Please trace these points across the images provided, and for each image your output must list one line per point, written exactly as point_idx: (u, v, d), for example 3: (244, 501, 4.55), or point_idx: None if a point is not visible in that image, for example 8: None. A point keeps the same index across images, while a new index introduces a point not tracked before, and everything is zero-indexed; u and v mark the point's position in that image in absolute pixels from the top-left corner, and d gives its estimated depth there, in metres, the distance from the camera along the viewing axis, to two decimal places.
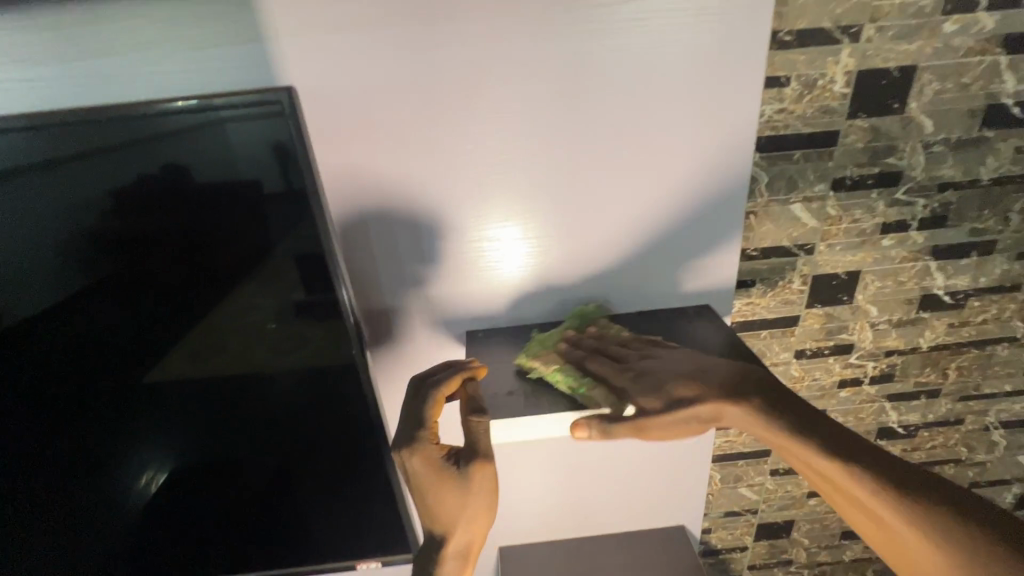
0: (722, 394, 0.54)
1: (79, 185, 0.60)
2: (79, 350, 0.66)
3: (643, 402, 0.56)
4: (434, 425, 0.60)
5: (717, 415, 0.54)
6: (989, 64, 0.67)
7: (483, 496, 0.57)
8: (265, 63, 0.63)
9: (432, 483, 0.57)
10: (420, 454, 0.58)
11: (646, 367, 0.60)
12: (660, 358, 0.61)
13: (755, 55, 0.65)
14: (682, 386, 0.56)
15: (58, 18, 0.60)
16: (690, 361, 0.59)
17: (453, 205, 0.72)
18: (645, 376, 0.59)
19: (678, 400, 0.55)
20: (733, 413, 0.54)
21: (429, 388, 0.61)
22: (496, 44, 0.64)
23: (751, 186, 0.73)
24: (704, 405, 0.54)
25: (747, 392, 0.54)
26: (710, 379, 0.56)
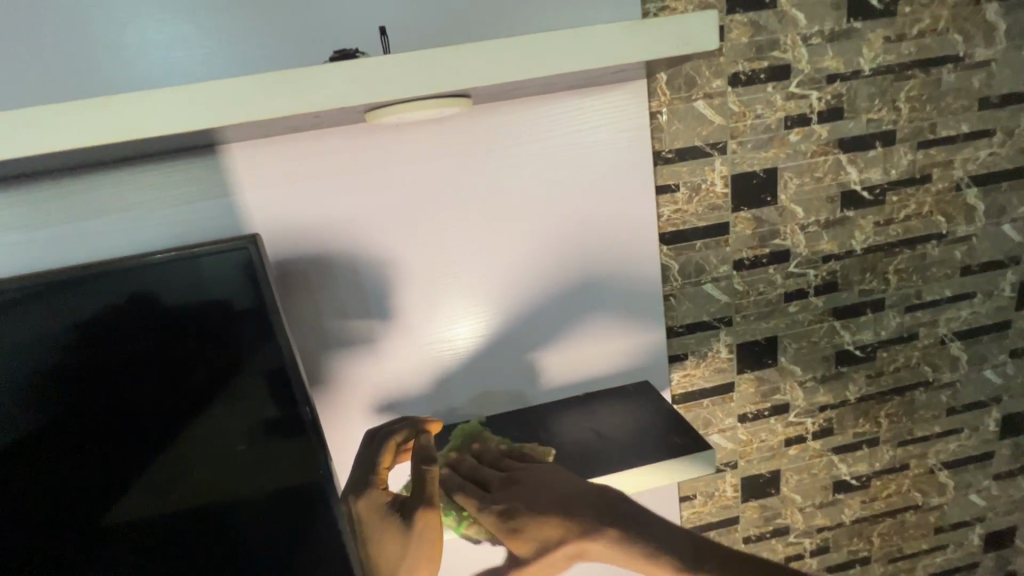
0: (582, 533, 0.64)
1: (58, 335, 0.65)
2: (46, 494, 0.68)
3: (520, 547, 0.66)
4: (381, 474, 0.76)
5: (582, 550, 0.64)
6: (832, 161, 0.84)
7: (420, 538, 0.70)
8: (235, 210, 0.74)
9: (373, 522, 0.73)
10: (368, 498, 0.74)
11: (512, 499, 0.67)
12: (525, 487, 0.68)
13: (644, 171, 0.80)
14: (548, 527, 0.65)
15: (53, 191, 0.70)
16: (550, 491, 0.66)
17: (409, 305, 0.81)
18: (513, 512, 0.66)
19: (546, 546, 0.65)
20: (595, 547, 0.64)
21: (383, 441, 0.76)
22: (431, 180, 0.77)
23: (664, 272, 0.85)
24: (569, 544, 0.64)
25: (607, 526, 0.64)
26: (575, 514, 0.65)
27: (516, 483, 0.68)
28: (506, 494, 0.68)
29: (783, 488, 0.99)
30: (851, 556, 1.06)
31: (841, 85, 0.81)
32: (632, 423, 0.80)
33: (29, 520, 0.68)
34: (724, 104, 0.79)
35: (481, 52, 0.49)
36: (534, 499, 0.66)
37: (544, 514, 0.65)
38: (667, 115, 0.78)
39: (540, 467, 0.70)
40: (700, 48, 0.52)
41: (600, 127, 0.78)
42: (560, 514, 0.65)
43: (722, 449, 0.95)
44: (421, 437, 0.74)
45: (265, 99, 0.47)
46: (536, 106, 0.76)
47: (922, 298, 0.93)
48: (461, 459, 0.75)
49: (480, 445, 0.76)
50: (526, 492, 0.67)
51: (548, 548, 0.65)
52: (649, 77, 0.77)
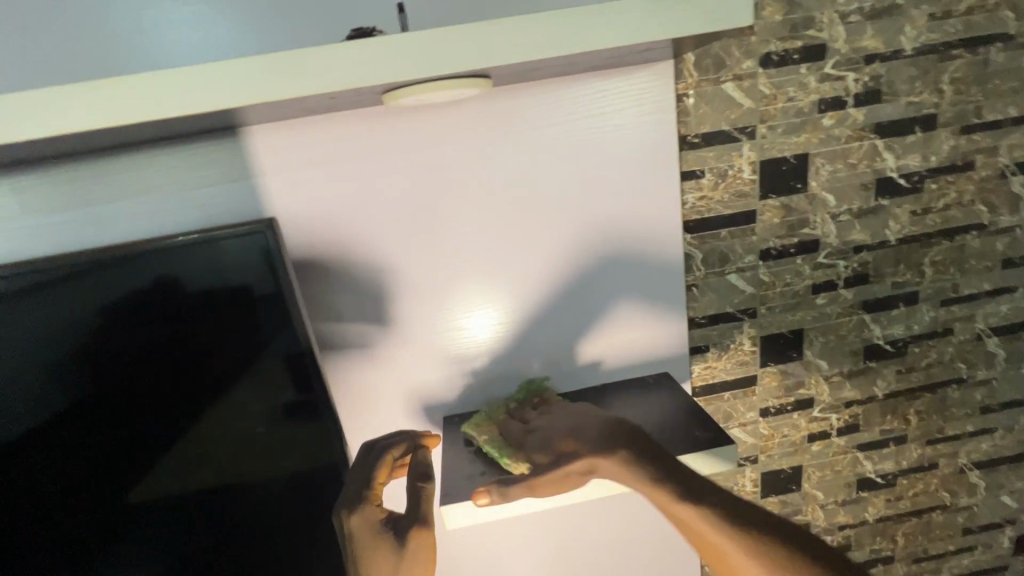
0: (595, 449, 0.65)
1: (82, 317, 0.66)
2: (72, 471, 0.70)
3: (537, 459, 0.68)
4: (378, 488, 0.66)
5: (594, 467, 0.64)
6: (867, 147, 0.80)
7: (417, 562, 0.63)
8: (253, 194, 0.73)
9: (368, 544, 0.63)
10: (360, 515, 0.64)
11: (544, 426, 0.71)
12: (554, 417, 0.72)
13: (669, 156, 0.78)
14: (565, 443, 0.67)
15: (77, 173, 0.70)
16: (577, 418, 0.70)
17: (426, 292, 0.80)
18: (543, 433, 0.70)
19: (561, 456, 0.66)
20: (606, 465, 0.64)
21: (379, 454, 0.68)
22: (449, 165, 0.75)
23: (687, 262, 0.83)
24: (581, 457, 0.65)
25: (618, 446, 0.64)
26: (590, 434, 0.67)
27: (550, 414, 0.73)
28: (540, 421, 0.73)
29: (805, 484, 0.97)
30: (873, 555, 1.04)
31: (880, 66, 0.76)
32: (651, 415, 0.78)
33: (56, 496, 0.70)
34: (755, 86, 0.75)
35: (503, 29, 0.47)
36: (562, 422, 0.70)
37: (568, 433, 0.68)
38: (693, 98, 0.75)
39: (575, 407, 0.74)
40: (732, 24, 0.49)
41: (625, 111, 0.76)
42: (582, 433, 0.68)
43: (742, 443, 0.93)
44: (419, 453, 0.68)
45: (281, 79, 0.46)
46: (557, 89, 0.74)
47: (959, 292, 0.89)
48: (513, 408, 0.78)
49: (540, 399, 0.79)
50: (557, 420, 0.71)
51: (563, 458, 0.66)
52: (675, 58, 0.74)
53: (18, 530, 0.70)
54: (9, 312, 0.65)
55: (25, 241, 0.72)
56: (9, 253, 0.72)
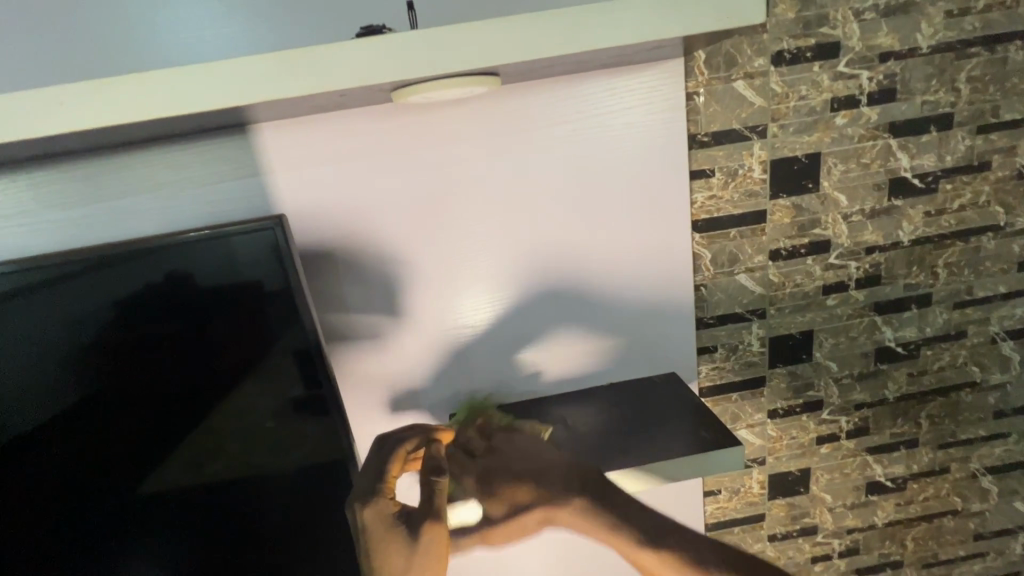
0: (547, 500, 0.61)
1: (96, 311, 0.67)
2: (86, 463, 0.71)
3: (490, 508, 0.64)
4: (391, 482, 0.65)
5: (548, 517, 0.61)
6: (881, 146, 0.79)
7: (428, 557, 0.59)
8: (264, 191, 0.74)
9: (381, 538, 0.60)
10: (373, 507, 0.62)
11: (495, 468, 0.66)
12: (504, 457, 0.67)
13: (679, 154, 0.77)
14: (516, 492, 0.63)
15: (92, 169, 0.71)
16: (528, 460, 0.66)
17: (432, 289, 0.80)
18: (489, 478, 0.65)
19: (512, 509, 0.63)
20: (562, 516, 0.61)
21: (392, 446, 0.67)
22: (457, 163, 0.75)
23: (696, 261, 0.82)
24: (532, 511, 0.61)
25: (569, 494, 0.61)
26: (543, 482, 0.62)
27: (498, 451, 0.68)
28: (485, 460, 0.67)
29: (813, 487, 0.96)
30: (882, 559, 1.03)
31: (895, 64, 0.75)
32: (657, 416, 0.78)
33: (69, 487, 0.71)
34: (766, 85, 0.75)
35: (510, 26, 0.47)
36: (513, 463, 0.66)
37: (517, 479, 0.64)
38: (704, 96, 0.75)
39: (524, 440, 0.69)
40: (744, 21, 0.49)
41: (633, 109, 0.75)
42: (534, 479, 0.63)
43: (750, 445, 0.92)
44: (432, 445, 0.67)
45: (290, 76, 0.46)
46: (566, 87, 0.74)
47: (973, 294, 0.88)
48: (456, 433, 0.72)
49: (483, 423, 0.75)
50: (507, 460, 0.66)
51: (516, 511, 0.62)
52: (686, 56, 0.73)
53: (32, 520, 0.71)
54: (24, 306, 0.66)
55: (41, 235, 0.73)
56: (24, 248, 0.73)
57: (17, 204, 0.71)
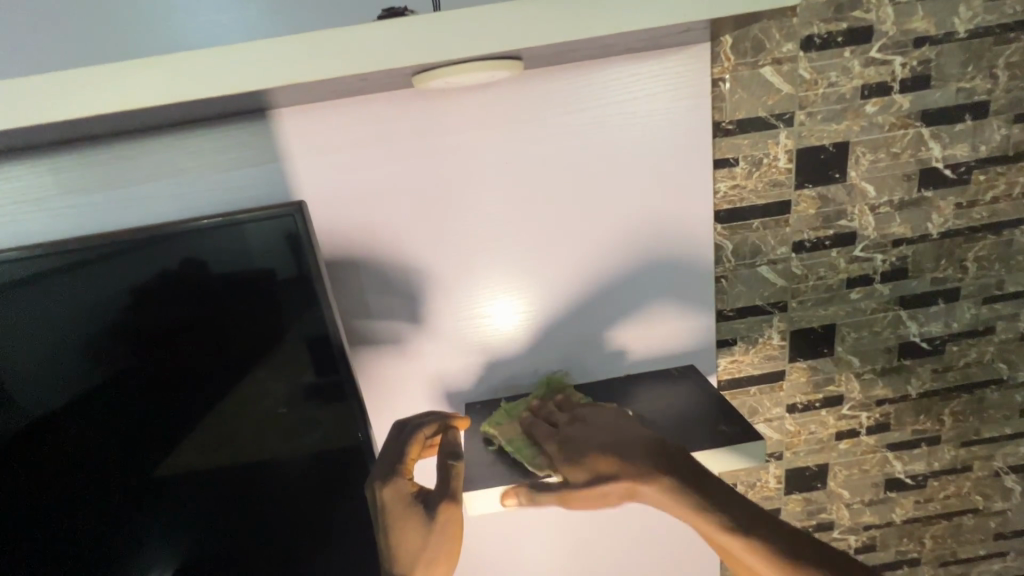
0: (637, 473, 0.62)
1: (117, 296, 0.68)
2: (109, 445, 0.72)
3: (571, 474, 0.64)
4: (409, 463, 0.66)
5: (631, 489, 0.62)
6: (913, 136, 0.76)
7: (443, 535, 0.62)
8: (281, 177, 0.73)
9: (399, 516, 0.63)
10: (391, 486, 0.64)
11: (574, 435, 0.67)
12: (588, 428, 0.68)
13: (702, 142, 0.75)
14: (601, 460, 0.64)
15: (109, 155, 0.71)
16: (608, 432, 0.66)
17: (450, 279, 0.79)
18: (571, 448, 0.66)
19: (596, 476, 0.63)
20: (646, 489, 0.61)
21: (411, 430, 0.68)
22: (477, 150, 0.74)
23: (717, 252, 0.80)
24: (616, 483, 0.62)
25: (656, 471, 0.61)
26: (629, 455, 0.63)
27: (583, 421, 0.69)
28: (571, 428, 0.69)
29: (830, 482, 0.95)
30: (899, 556, 1.02)
31: (930, 50, 0.73)
32: (674, 406, 0.77)
33: (92, 468, 0.72)
34: (795, 71, 0.72)
35: (535, 7, 0.45)
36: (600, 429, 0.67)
37: (600, 450, 0.64)
38: (729, 83, 0.73)
39: (607, 416, 0.69)
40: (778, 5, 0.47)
41: (656, 96, 0.73)
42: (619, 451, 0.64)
43: (767, 439, 0.91)
44: (448, 433, 0.68)
45: (310, 60, 0.45)
46: (589, 74, 0.72)
47: (1003, 289, 0.85)
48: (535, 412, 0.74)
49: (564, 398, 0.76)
50: (592, 429, 0.67)
51: (598, 480, 0.63)
52: (712, 40, 0.71)
53: (56, 500, 0.72)
54: (47, 290, 0.67)
55: (60, 222, 0.73)
56: (49, 232, 0.73)
57: (38, 189, 0.72)
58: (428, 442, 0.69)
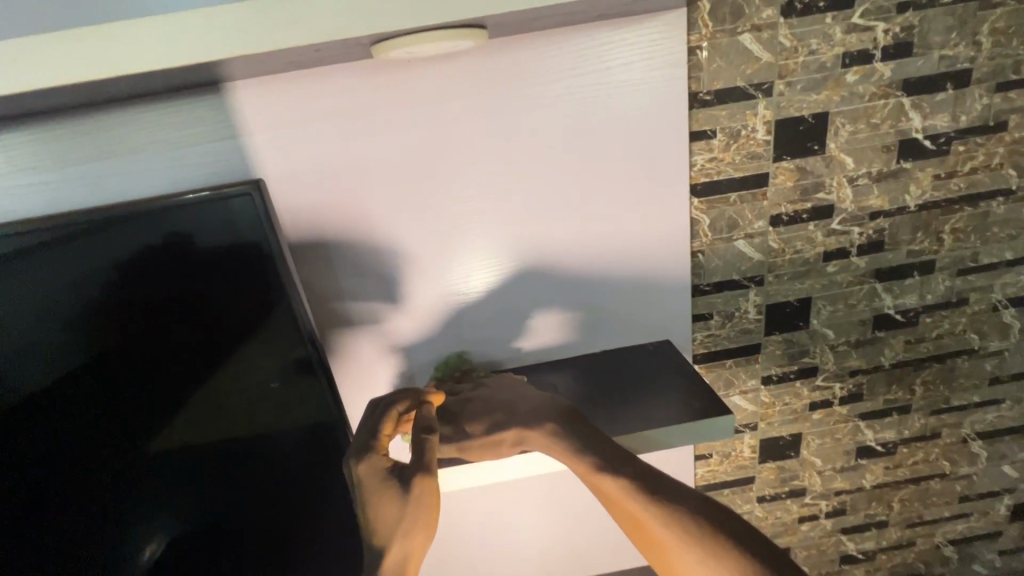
0: (525, 420, 0.67)
1: (79, 279, 0.66)
2: (82, 431, 0.71)
3: (471, 427, 0.68)
4: (385, 440, 0.65)
5: (521, 438, 0.66)
6: (893, 106, 0.75)
7: (420, 505, 0.60)
8: (243, 152, 0.71)
9: (375, 492, 0.61)
10: (367, 462, 0.63)
11: (478, 397, 0.72)
12: (489, 388, 0.73)
13: (678, 113, 0.73)
14: (495, 413, 0.69)
15: (63, 131, 0.68)
16: (507, 391, 0.72)
17: (420, 257, 0.78)
18: (470, 408, 0.70)
19: (493, 425, 0.67)
20: (535, 437, 0.65)
21: (385, 408, 0.67)
22: (447, 121, 0.72)
23: (694, 227, 0.80)
24: (508, 430, 0.66)
25: (544, 419, 0.66)
26: (522, 407, 0.69)
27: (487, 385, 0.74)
28: (473, 392, 0.73)
29: (803, 451, 0.97)
30: (867, 519, 1.05)
31: (913, 16, 0.70)
32: (647, 381, 0.78)
33: (67, 455, 0.72)
34: (774, 38, 0.70)
35: None
36: (505, 387, 0.73)
37: (498, 405, 0.70)
38: (707, 51, 0.70)
39: (507, 379, 0.75)
40: None
41: (630, 66, 0.71)
42: (512, 405, 0.69)
43: (742, 411, 0.93)
44: (423, 407, 0.67)
45: (258, 31, 0.42)
46: (561, 43, 0.69)
47: (978, 261, 0.86)
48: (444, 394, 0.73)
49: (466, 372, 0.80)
50: (492, 392, 0.72)
51: (494, 429, 0.67)
52: (689, 5, 0.68)
53: (31, 487, 0.72)
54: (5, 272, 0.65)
55: (15, 202, 0.71)
56: (5, 213, 0.71)
57: None
58: (403, 420, 0.69)
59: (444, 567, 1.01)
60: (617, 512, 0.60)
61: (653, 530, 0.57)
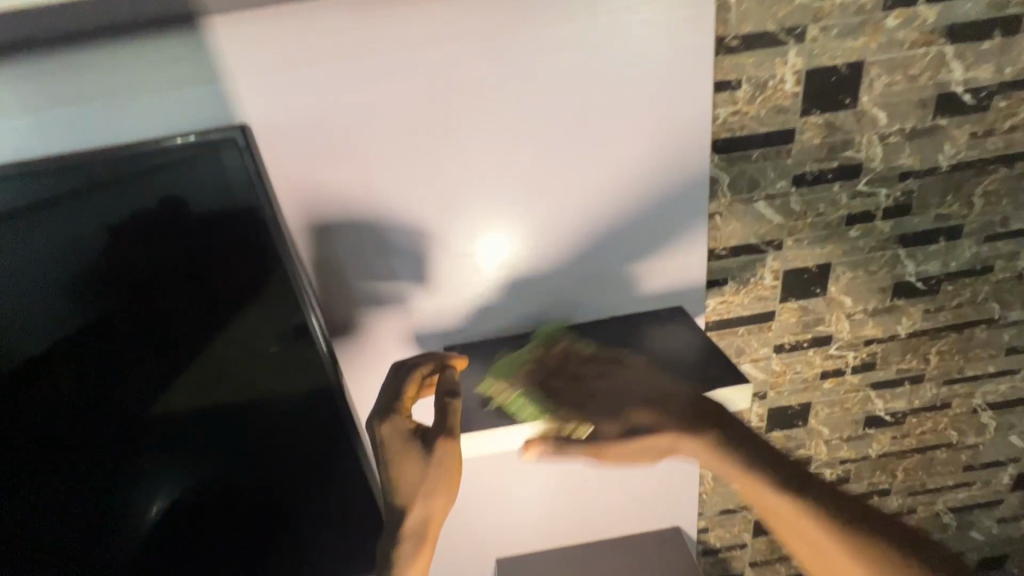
0: (680, 424, 0.62)
1: (57, 232, 0.62)
2: (67, 393, 0.68)
3: (605, 428, 0.63)
4: (409, 401, 0.63)
5: (674, 445, 0.62)
6: (934, 55, 0.69)
7: (441, 471, 0.60)
8: (228, 97, 0.65)
9: (399, 455, 0.61)
10: (390, 424, 0.61)
11: (609, 389, 0.66)
12: (617, 377, 0.67)
13: (703, 59, 0.67)
14: (642, 413, 0.63)
15: (28, 70, 0.62)
16: (644, 383, 0.66)
17: (421, 217, 0.73)
18: (606, 404, 0.65)
19: (635, 427, 0.62)
20: (688, 444, 0.61)
21: (409, 370, 0.65)
22: (451, 67, 0.66)
23: (713, 186, 0.75)
24: (661, 434, 0.61)
25: (704, 426, 0.62)
26: (670, 408, 0.63)
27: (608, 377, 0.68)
28: (600, 382, 0.67)
29: (811, 421, 0.96)
30: (870, 488, 1.05)
31: None
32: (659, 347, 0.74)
33: (52, 418, 0.68)
34: None
35: None
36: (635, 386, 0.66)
37: (642, 402, 0.64)
38: None
39: (638, 365, 0.69)
40: None
41: (652, 5, 0.64)
42: (663, 406, 0.63)
43: (752, 379, 0.90)
44: (447, 372, 0.65)
45: None
46: None
47: (1007, 226, 0.81)
48: (555, 350, 0.73)
49: (563, 349, 0.73)
50: (621, 386, 0.66)
51: (640, 432, 0.62)
52: None
53: (17, 450, 0.69)
54: None
55: None
56: None
57: None
58: (426, 382, 0.67)
59: (445, 533, 1.00)
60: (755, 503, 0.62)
61: (806, 528, 0.59)
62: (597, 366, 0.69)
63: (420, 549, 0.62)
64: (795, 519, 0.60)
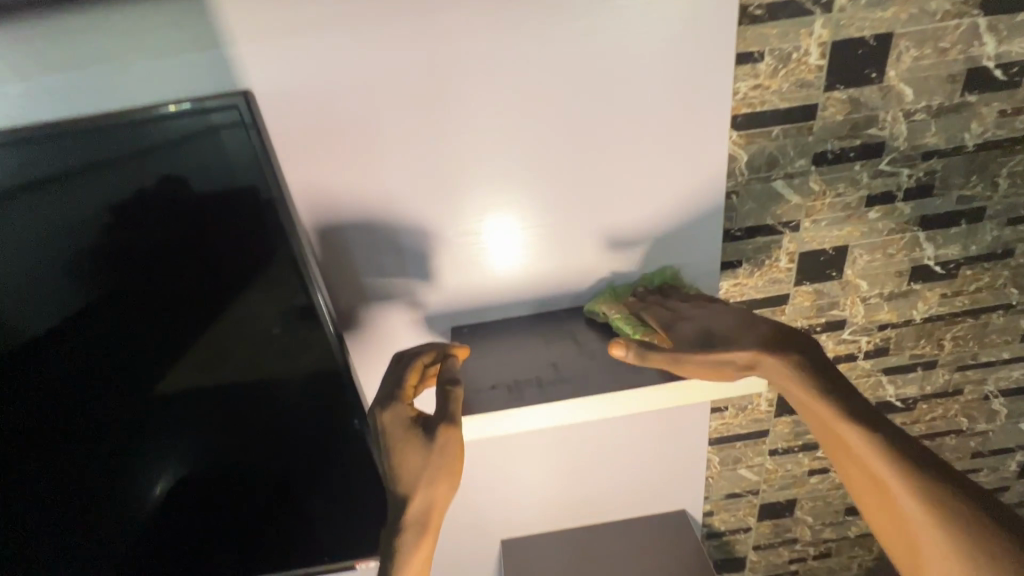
0: (765, 343, 0.56)
1: (55, 203, 0.60)
2: (68, 368, 0.67)
3: (686, 338, 0.59)
4: (410, 391, 0.62)
5: (755, 363, 0.55)
6: (966, 27, 0.66)
7: (443, 457, 0.56)
8: (231, 65, 0.63)
9: (400, 443, 0.58)
10: (391, 411, 0.60)
11: (697, 314, 0.63)
12: (708, 309, 0.63)
13: (725, 29, 0.65)
14: (725, 330, 0.59)
15: (21, 35, 0.60)
16: (733, 313, 0.61)
17: (429, 194, 0.71)
18: (688, 323, 0.61)
19: (714, 340, 0.57)
20: (771, 364, 0.55)
21: (409, 360, 0.65)
22: (462, 36, 0.63)
23: (730, 164, 0.72)
24: (743, 349, 0.55)
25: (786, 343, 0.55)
26: (757, 328, 0.58)
27: (688, 318, 0.63)
28: (694, 309, 0.64)
29: None
30: None
31: None
32: None
33: (54, 393, 0.67)
34: None
35: None
36: (714, 324, 0.60)
37: (727, 325, 0.59)
38: None
39: (725, 306, 0.64)
40: None
41: None
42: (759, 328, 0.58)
43: None
44: (449, 360, 0.64)
45: None
46: None
47: None
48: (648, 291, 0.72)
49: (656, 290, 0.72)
50: (711, 313, 0.62)
51: (727, 347, 0.57)
52: None
53: (19, 425, 0.68)
54: None
55: None
56: None
57: None
58: (428, 374, 0.66)
59: (450, 515, 1.00)
60: (849, 462, 0.52)
61: (899, 502, 0.48)
62: (689, 301, 0.67)
63: (421, 538, 0.55)
64: (898, 496, 0.48)
